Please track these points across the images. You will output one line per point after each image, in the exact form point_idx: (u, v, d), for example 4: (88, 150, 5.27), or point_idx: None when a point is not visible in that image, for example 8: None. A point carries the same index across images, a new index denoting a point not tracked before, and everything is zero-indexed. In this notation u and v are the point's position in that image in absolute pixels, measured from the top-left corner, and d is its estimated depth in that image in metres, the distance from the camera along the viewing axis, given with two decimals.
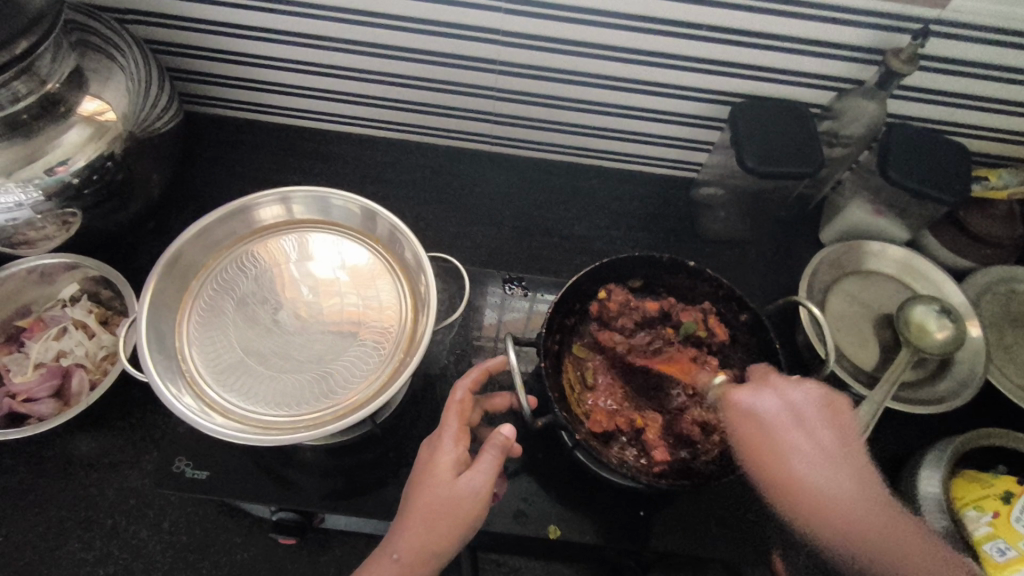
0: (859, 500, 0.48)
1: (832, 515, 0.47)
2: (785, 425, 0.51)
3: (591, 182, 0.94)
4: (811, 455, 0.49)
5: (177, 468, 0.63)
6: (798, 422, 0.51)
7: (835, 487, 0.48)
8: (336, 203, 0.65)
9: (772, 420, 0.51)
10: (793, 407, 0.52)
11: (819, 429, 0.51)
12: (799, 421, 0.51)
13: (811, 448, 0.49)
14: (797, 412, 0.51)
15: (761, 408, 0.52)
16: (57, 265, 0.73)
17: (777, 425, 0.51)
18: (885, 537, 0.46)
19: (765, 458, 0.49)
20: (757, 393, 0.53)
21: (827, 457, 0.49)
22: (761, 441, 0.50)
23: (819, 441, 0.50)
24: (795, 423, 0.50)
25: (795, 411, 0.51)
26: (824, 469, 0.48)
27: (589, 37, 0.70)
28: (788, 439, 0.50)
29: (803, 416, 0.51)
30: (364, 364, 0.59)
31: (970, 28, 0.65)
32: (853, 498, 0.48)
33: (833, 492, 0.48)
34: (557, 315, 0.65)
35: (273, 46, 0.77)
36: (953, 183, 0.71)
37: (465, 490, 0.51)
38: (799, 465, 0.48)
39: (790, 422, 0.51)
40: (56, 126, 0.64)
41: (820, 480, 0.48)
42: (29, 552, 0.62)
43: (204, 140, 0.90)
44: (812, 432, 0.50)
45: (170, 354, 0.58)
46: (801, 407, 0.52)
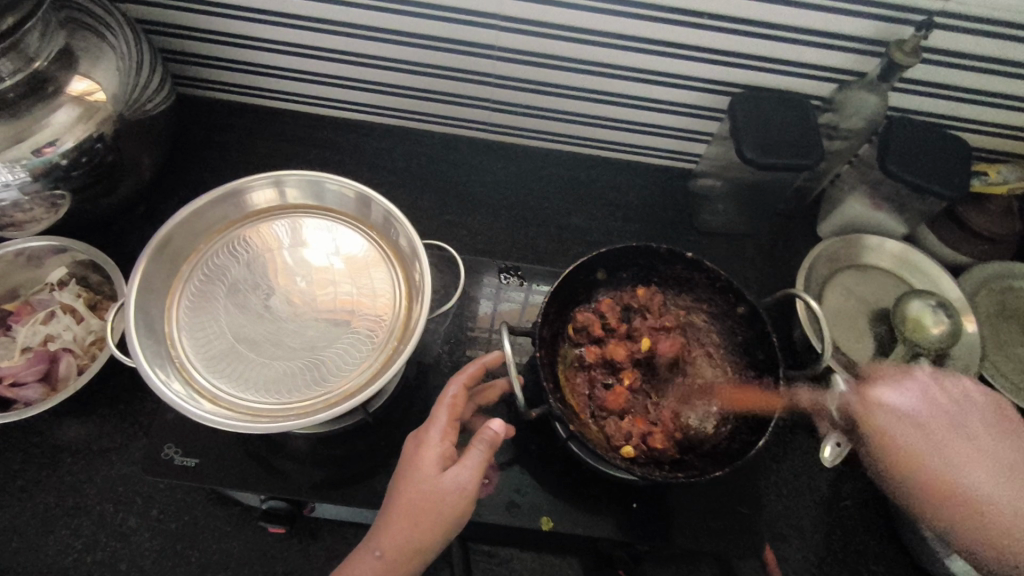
0: (1013, 491, 0.56)
1: (932, 479, 0.57)
2: (903, 423, 0.60)
3: (588, 171, 0.93)
4: (980, 466, 0.58)
5: (165, 455, 0.62)
6: (954, 420, 0.60)
7: (963, 470, 0.57)
8: (330, 188, 0.64)
9: (894, 405, 0.62)
10: (943, 410, 0.61)
11: (972, 414, 0.61)
12: (943, 422, 0.60)
13: (950, 452, 0.58)
14: (911, 417, 0.61)
15: (900, 406, 0.62)
16: (45, 248, 0.71)
17: (935, 418, 0.60)
18: (999, 513, 0.54)
19: (919, 460, 0.58)
20: (894, 390, 0.63)
21: (1007, 460, 0.58)
22: (908, 438, 0.60)
23: (958, 425, 0.60)
24: (925, 404, 0.61)
25: (930, 402, 0.61)
26: (982, 463, 0.58)
27: (591, 24, 0.69)
28: (950, 466, 0.58)
29: (915, 420, 0.60)
30: (357, 352, 0.58)
31: (975, 20, 0.64)
32: (1000, 486, 0.56)
33: (978, 486, 0.56)
34: (554, 304, 0.63)
35: (269, 28, 0.76)
36: (953, 177, 0.71)
37: (451, 485, 0.51)
38: (965, 472, 0.57)
39: (926, 401, 0.61)
40: (46, 106, 0.63)
41: (956, 465, 0.57)
42: (16, 539, 0.62)
43: (196, 123, 0.89)
44: (964, 418, 0.60)
45: (159, 338, 0.57)
46: (941, 405, 0.61)
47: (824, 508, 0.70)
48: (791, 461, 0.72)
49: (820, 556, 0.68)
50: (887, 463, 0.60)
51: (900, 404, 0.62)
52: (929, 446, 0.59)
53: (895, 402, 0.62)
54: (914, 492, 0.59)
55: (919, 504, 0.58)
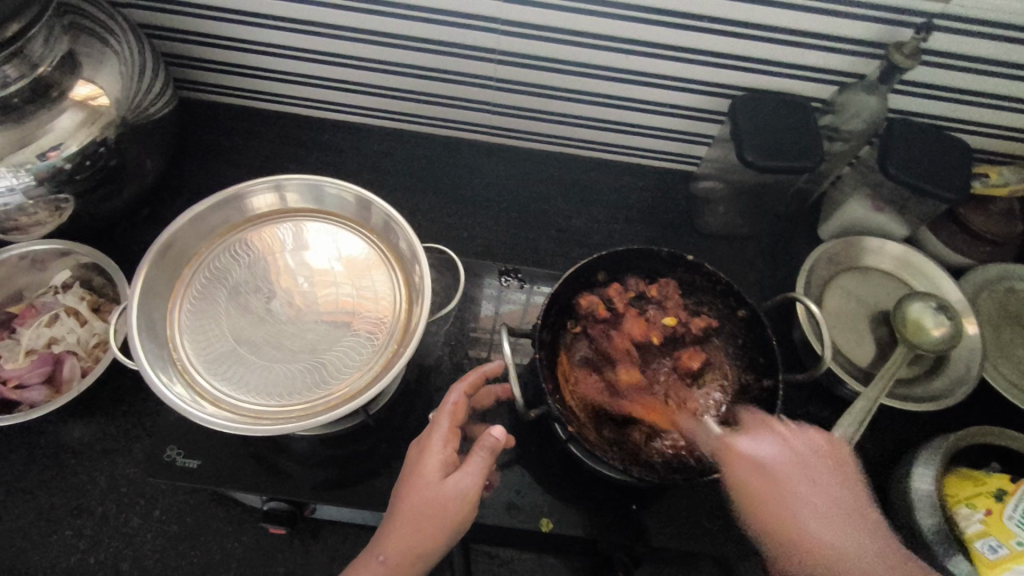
0: (869, 543, 0.52)
1: (806, 542, 0.52)
2: (780, 463, 0.55)
3: (588, 174, 0.93)
4: (817, 509, 0.54)
5: (168, 457, 0.63)
6: (806, 475, 0.56)
7: (803, 516, 0.54)
8: (330, 191, 0.65)
9: (760, 459, 0.55)
10: (802, 485, 0.55)
11: (822, 479, 0.56)
12: (813, 507, 0.54)
13: (817, 500, 0.55)
14: (756, 464, 0.55)
15: (763, 457, 0.56)
16: (50, 250, 0.73)
17: (783, 463, 0.55)
18: (866, 571, 0.51)
19: (767, 509, 0.54)
20: (757, 436, 0.57)
21: (842, 513, 0.55)
22: (760, 490, 0.55)
23: (816, 486, 0.55)
24: (781, 456, 0.56)
25: (787, 457, 0.56)
26: (809, 514, 0.54)
27: (589, 28, 0.70)
28: (799, 512, 0.54)
29: (763, 468, 0.55)
30: (358, 354, 0.59)
31: (974, 23, 0.64)
32: (864, 551, 0.52)
33: (820, 535, 0.53)
34: (553, 306, 0.64)
35: (269, 32, 0.76)
36: (954, 178, 0.71)
37: (453, 491, 0.51)
38: (809, 521, 0.53)
39: (785, 460, 0.55)
40: (50, 111, 0.63)
41: (810, 520, 0.53)
42: (21, 540, 0.62)
43: (199, 127, 0.89)
44: (813, 482, 0.56)
45: (162, 342, 0.57)
46: (796, 450, 0.56)
47: None
48: None
49: None
50: (737, 500, 0.56)
51: (765, 452, 0.56)
52: (797, 480, 0.55)
53: (759, 449, 0.56)
54: (761, 523, 0.55)
55: (762, 540, 0.55)
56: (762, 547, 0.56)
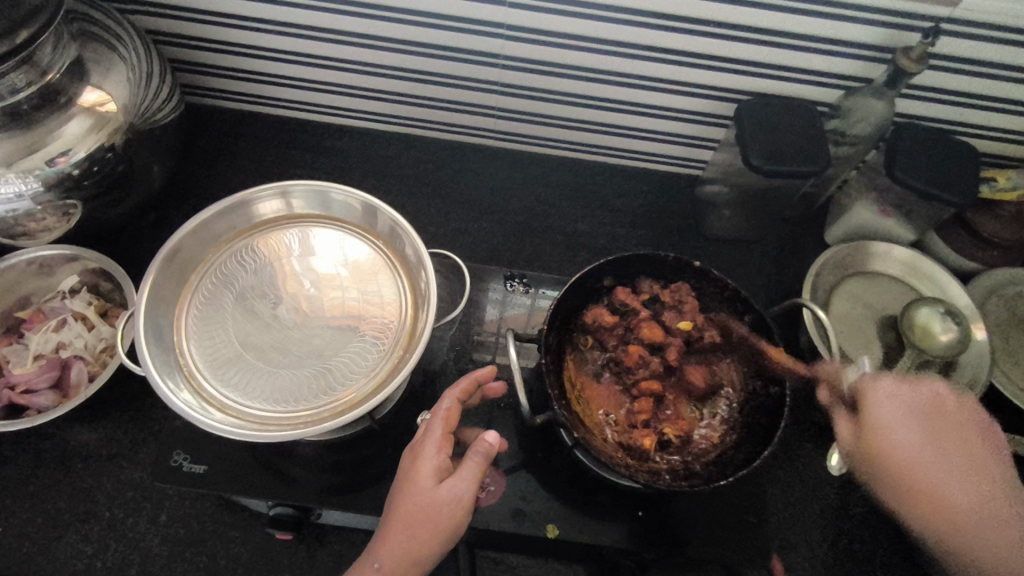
0: (977, 489, 0.54)
1: (941, 501, 0.54)
2: (887, 416, 0.58)
3: (594, 177, 0.93)
4: (951, 473, 0.55)
5: (175, 462, 0.63)
6: (917, 420, 0.57)
7: (929, 463, 0.55)
8: (336, 198, 0.65)
9: (881, 412, 0.58)
10: (956, 448, 0.56)
11: (917, 422, 0.57)
12: (947, 447, 0.56)
13: (941, 462, 0.55)
14: (886, 408, 0.58)
15: (881, 414, 0.58)
16: (56, 256, 0.72)
17: (892, 421, 0.57)
18: (979, 516, 0.53)
19: (897, 474, 0.56)
20: (877, 398, 0.58)
21: (958, 458, 0.56)
22: (885, 453, 0.57)
23: (942, 441, 0.56)
24: (897, 408, 0.58)
25: (898, 404, 0.58)
26: (947, 457, 0.56)
27: (595, 32, 0.70)
28: (933, 473, 0.55)
29: (898, 414, 0.57)
30: (364, 359, 0.59)
31: (982, 27, 0.64)
32: (972, 480, 0.55)
33: (937, 478, 0.55)
34: (559, 311, 0.63)
35: (276, 38, 0.76)
36: (962, 184, 0.70)
37: (447, 497, 0.51)
38: (938, 477, 0.55)
39: (906, 420, 0.57)
40: (58, 117, 0.64)
41: (930, 464, 0.55)
42: (28, 544, 0.62)
43: (205, 132, 0.90)
44: (914, 422, 0.57)
45: (168, 348, 0.57)
46: (903, 403, 0.58)
47: (832, 518, 0.70)
48: (798, 470, 0.71)
49: (828, 567, 0.67)
50: (862, 459, 0.58)
51: (881, 414, 0.58)
52: (923, 446, 0.56)
53: (878, 411, 0.58)
54: (898, 496, 0.56)
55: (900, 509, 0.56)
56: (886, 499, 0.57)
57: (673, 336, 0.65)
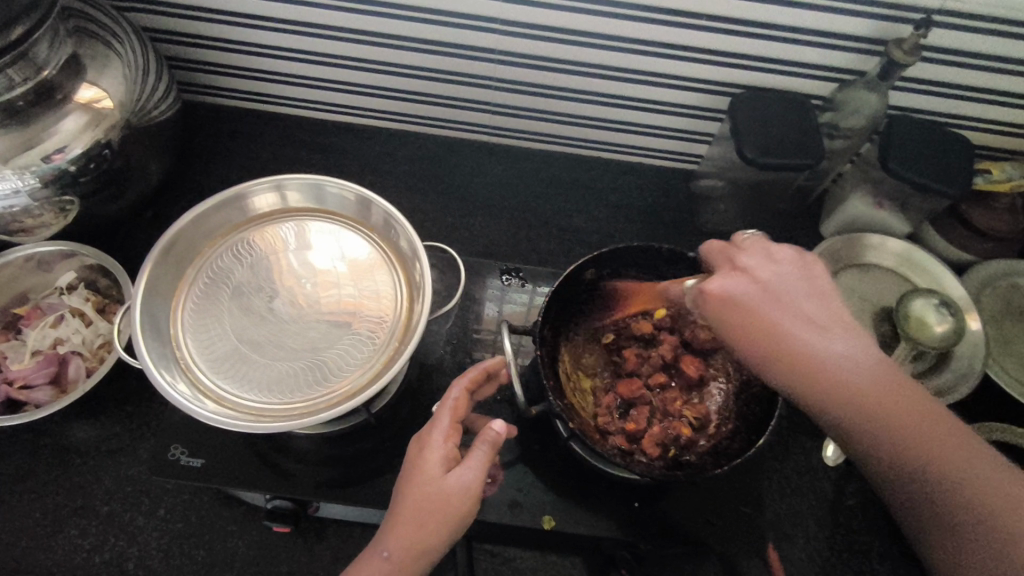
0: (894, 357, 0.39)
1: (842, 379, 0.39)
2: (772, 275, 0.43)
3: (590, 173, 0.93)
4: (841, 329, 0.41)
5: (172, 456, 0.63)
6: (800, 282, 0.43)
7: (814, 335, 0.40)
8: (331, 191, 0.65)
9: (770, 280, 0.43)
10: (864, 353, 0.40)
11: (827, 292, 0.43)
12: (815, 293, 0.42)
13: (799, 316, 0.41)
14: (797, 263, 0.44)
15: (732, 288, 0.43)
16: (54, 253, 0.73)
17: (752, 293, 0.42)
18: (882, 386, 0.38)
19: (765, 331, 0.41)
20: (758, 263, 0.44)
21: (811, 315, 0.41)
22: (756, 317, 0.41)
23: (794, 304, 0.42)
24: (814, 297, 0.42)
25: (786, 276, 0.43)
26: (814, 315, 0.41)
27: (589, 27, 0.70)
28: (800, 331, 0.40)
29: (803, 268, 0.44)
30: (360, 352, 0.59)
31: (973, 19, 0.64)
32: (869, 353, 0.40)
33: (845, 362, 0.39)
34: (555, 304, 0.63)
35: (272, 35, 0.77)
36: (955, 175, 0.71)
37: (457, 484, 0.51)
38: (801, 331, 0.40)
39: (768, 287, 0.42)
40: (54, 113, 0.64)
41: (804, 326, 0.40)
42: (26, 539, 0.63)
43: (202, 130, 0.90)
44: (779, 292, 0.42)
45: (164, 341, 0.57)
46: (792, 269, 0.44)
47: (828, 508, 0.70)
48: (794, 461, 0.72)
49: (824, 557, 0.68)
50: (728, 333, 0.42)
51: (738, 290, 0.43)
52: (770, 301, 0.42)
53: (727, 286, 0.43)
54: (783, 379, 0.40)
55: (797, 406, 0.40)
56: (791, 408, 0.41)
57: (665, 327, 0.67)
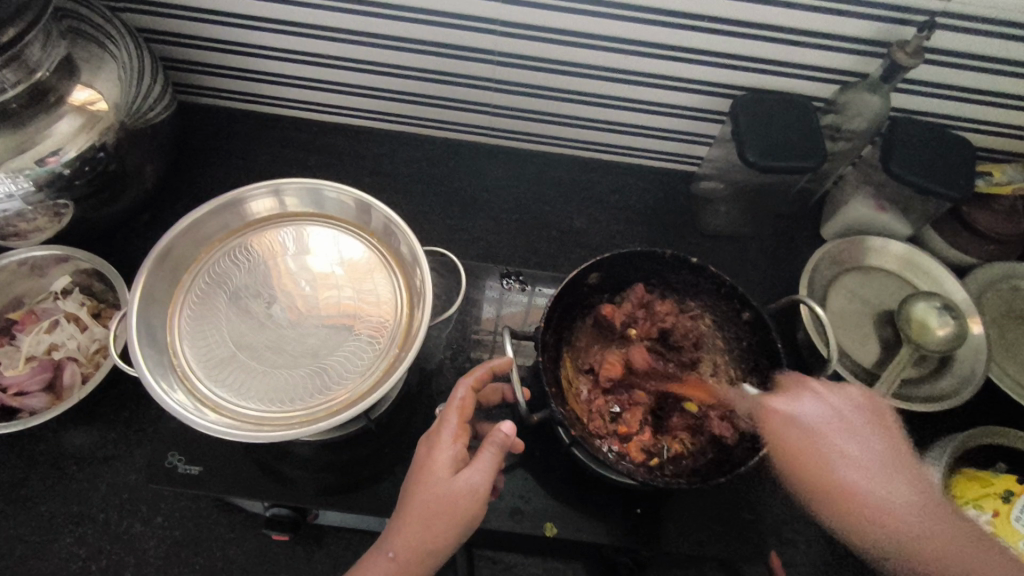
0: (923, 501, 0.50)
1: (842, 491, 0.50)
2: (828, 424, 0.53)
3: (590, 175, 0.93)
4: (862, 467, 0.51)
5: (170, 463, 0.62)
6: (847, 428, 0.53)
7: (868, 486, 0.50)
8: (330, 195, 0.64)
9: (806, 420, 0.53)
10: (886, 453, 0.52)
11: (869, 434, 0.53)
12: (851, 432, 0.53)
13: (854, 453, 0.52)
14: (836, 419, 0.54)
15: (806, 416, 0.54)
16: (48, 257, 0.71)
17: (831, 423, 0.53)
18: (925, 526, 0.48)
19: (807, 465, 0.51)
20: (797, 399, 0.55)
21: (880, 467, 0.51)
22: (801, 447, 0.52)
23: (862, 440, 0.53)
24: (810, 422, 0.53)
25: (841, 417, 0.54)
26: (873, 476, 0.51)
27: (590, 28, 0.69)
28: (851, 462, 0.51)
29: (836, 424, 0.53)
30: (359, 358, 0.58)
31: (977, 21, 0.64)
32: (927, 513, 0.49)
33: (889, 502, 0.49)
34: (557, 309, 0.63)
35: (268, 35, 0.76)
36: (958, 178, 0.70)
37: (463, 488, 0.51)
38: (845, 472, 0.50)
39: (835, 420, 0.53)
40: (47, 115, 0.63)
41: (863, 478, 0.50)
42: (21, 547, 0.62)
43: (198, 131, 0.89)
44: (858, 437, 0.53)
45: (161, 348, 0.57)
46: (848, 419, 0.54)
47: None
48: None
49: (824, 563, 0.68)
50: (774, 454, 0.53)
51: (809, 414, 0.54)
52: (841, 431, 0.53)
53: (802, 412, 0.54)
54: (801, 478, 0.51)
55: (813, 509, 0.52)
56: (817, 517, 0.52)
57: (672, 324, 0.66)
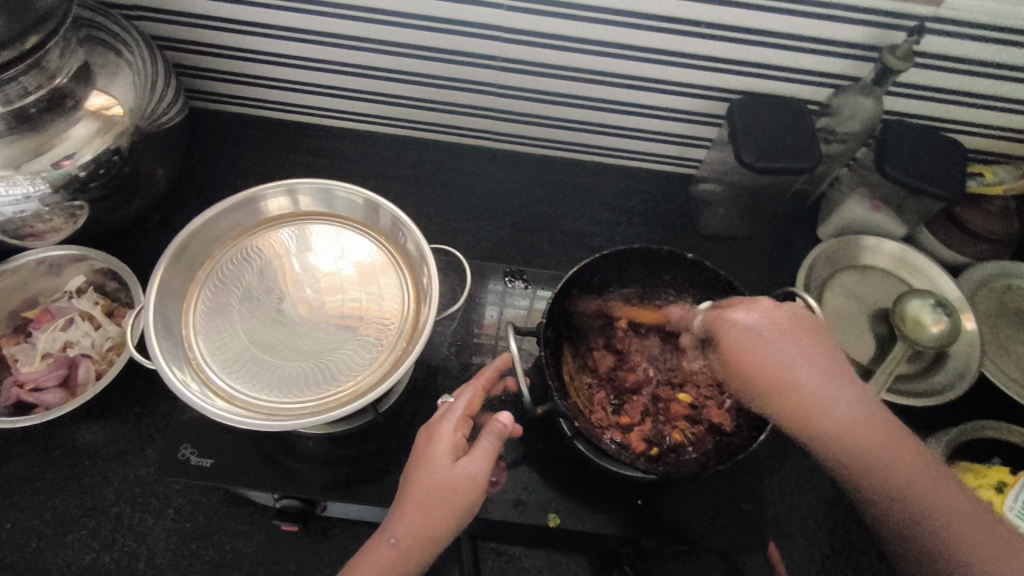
0: (860, 410, 0.49)
1: (786, 385, 0.50)
2: (761, 338, 0.52)
3: (590, 178, 0.95)
4: (813, 368, 0.50)
5: (182, 455, 0.64)
6: (790, 333, 0.52)
7: (822, 394, 0.49)
8: (340, 195, 0.66)
9: (751, 335, 0.52)
10: (814, 355, 0.51)
11: (806, 342, 0.51)
12: (836, 375, 0.50)
13: (789, 353, 0.51)
14: (775, 353, 0.51)
15: (749, 327, 0.52)
16: (65, 257, 0.74)
17: (763, 329, 0.52)
18: (873, 439, 0.48)
19: (749, 362, 0.52)
20: (747, 308, 0.54)
21: (822, 360, 0.51)
22: (747, 351, 0.52)
23: (830, 379, 0.50)
24: (789, 342, 0.51)
25: (790, 339, 0.51)
26: (830, 387, 0.50)
27: (589, 34, 0.71)
28: (785, 359, 0.51)
29: (794, 369, 0.50)
30: (368, 353, 0.60)
31: (964, 25, 0.66)
32: (857, 404, 0.49)
33: (834, 408, 0.49)
34: (559, 305, 0.65)
35: (278, 42, 0.78)
36: (949, 179, 0.72)
37: (462, 475, 0.52)
38: (801, 375, 0.50)
39: (769, 329, 0.52)
40: (65, 120, 0.65)
41: (804, 380, 0.50)
42: (37, 539, 0.63)
43: (209, 136, 0.91)
44: (795, 342, 0.51)
45: (177, 341, 0.58)
46: (793, 342, 0.51)
47: (828, 505, 0.71)
48: (794, 461, 0.73)
49: (824, 554, 0.69)
50: (726, 356, 0.54)
51: (750, 324, 0.53)
52: (798, 364, 0.50)
53: (746, 322, 0.53)
54: (752, 386, 0.52)
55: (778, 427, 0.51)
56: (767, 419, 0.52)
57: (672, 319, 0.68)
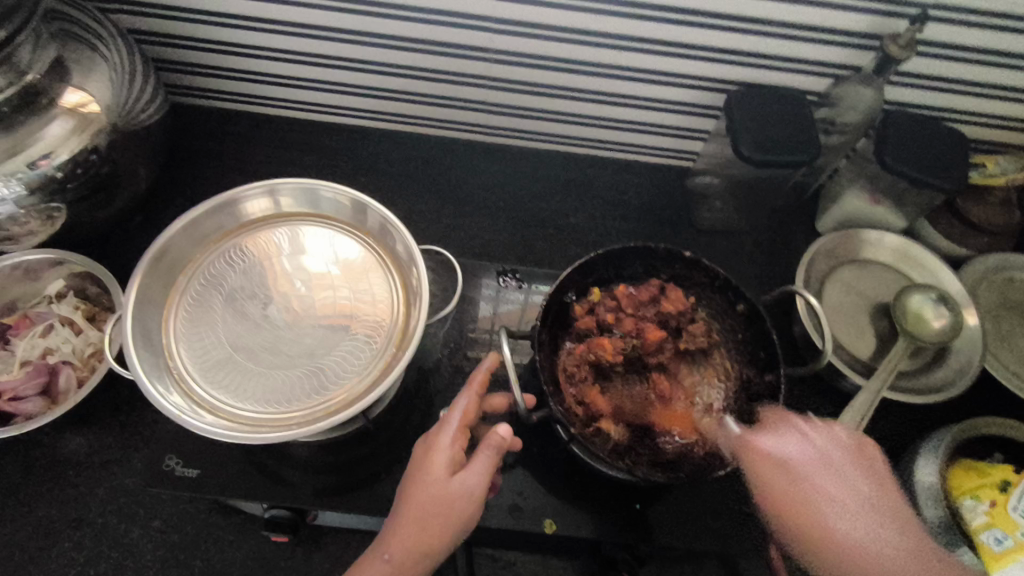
0: (904, 549, 0.46)
1: (840, 543, 0.46)
2: (812, 470, 0.51)
3: (584, 171, 0.93)
4: (860, 523, 0.48)
5: (167, 466, 0.62)
6: (832, 474, 0.51)
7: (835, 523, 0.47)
8: (326, 195, 0.64)
9: (796, 461, 0.52)
10: (825, 457, 0.52)
11: (852, 478, 0.51)
12: (865, 514, 0.48)
13: (836, 490, 0.50)
14: (805, 462, 0.52)
15: (790, 456, 0.52)
16: (42, 260, 0.71)
17: (812, 464, 0.51)
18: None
19: (799, 514, 0.48)
20: (779, 439, 0.54)
21: (848, 481, 0.50)
22: (796, 501, 0.49)
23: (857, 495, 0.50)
24: (858, 479, 0.51)
25: (822, 464, 0.51)
26: (872, 525, 0.47)
27: (583, 24, 0.69)
28: (832, 520, 0.48)
29: (829, 464, 0.52)
30: (357, 358, 0.58)
31: (969, 12, 0.64)
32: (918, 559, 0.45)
33: (868, 545, 0.46)
34: (551, 304, 0.63)
35: (262, 35, 0.75)
36: (950, 169, 0.70)
37: (459, 489, 0.51)
38: (834, 519, 0.48)
39: (816, 459, 0.52)
40: (38, 119, 0.62)
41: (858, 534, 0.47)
42: (19, 553, 0.61)
43: (192, 132, 0.89)
44: (840, 479, 0.50)
45: (156, 350, 0.56)
46: (827, 454, 0.53)
47: None
48: None
49: None
50: (772, 509, 0.50)
51: (791, 454, 0.52)
52: (823, 470, 0.51)
53: (784, 452, 0.53)
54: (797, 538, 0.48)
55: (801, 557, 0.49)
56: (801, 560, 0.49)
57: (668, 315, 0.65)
